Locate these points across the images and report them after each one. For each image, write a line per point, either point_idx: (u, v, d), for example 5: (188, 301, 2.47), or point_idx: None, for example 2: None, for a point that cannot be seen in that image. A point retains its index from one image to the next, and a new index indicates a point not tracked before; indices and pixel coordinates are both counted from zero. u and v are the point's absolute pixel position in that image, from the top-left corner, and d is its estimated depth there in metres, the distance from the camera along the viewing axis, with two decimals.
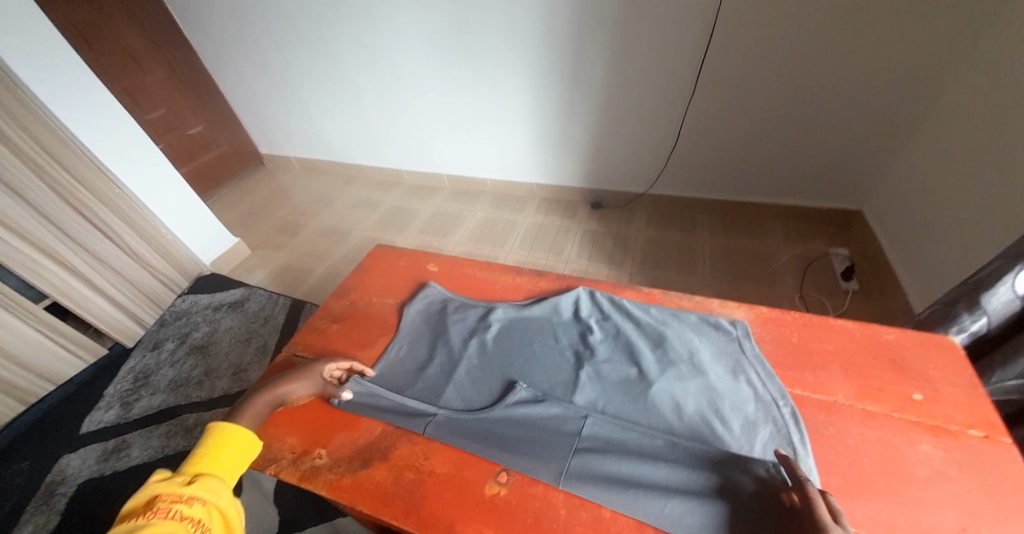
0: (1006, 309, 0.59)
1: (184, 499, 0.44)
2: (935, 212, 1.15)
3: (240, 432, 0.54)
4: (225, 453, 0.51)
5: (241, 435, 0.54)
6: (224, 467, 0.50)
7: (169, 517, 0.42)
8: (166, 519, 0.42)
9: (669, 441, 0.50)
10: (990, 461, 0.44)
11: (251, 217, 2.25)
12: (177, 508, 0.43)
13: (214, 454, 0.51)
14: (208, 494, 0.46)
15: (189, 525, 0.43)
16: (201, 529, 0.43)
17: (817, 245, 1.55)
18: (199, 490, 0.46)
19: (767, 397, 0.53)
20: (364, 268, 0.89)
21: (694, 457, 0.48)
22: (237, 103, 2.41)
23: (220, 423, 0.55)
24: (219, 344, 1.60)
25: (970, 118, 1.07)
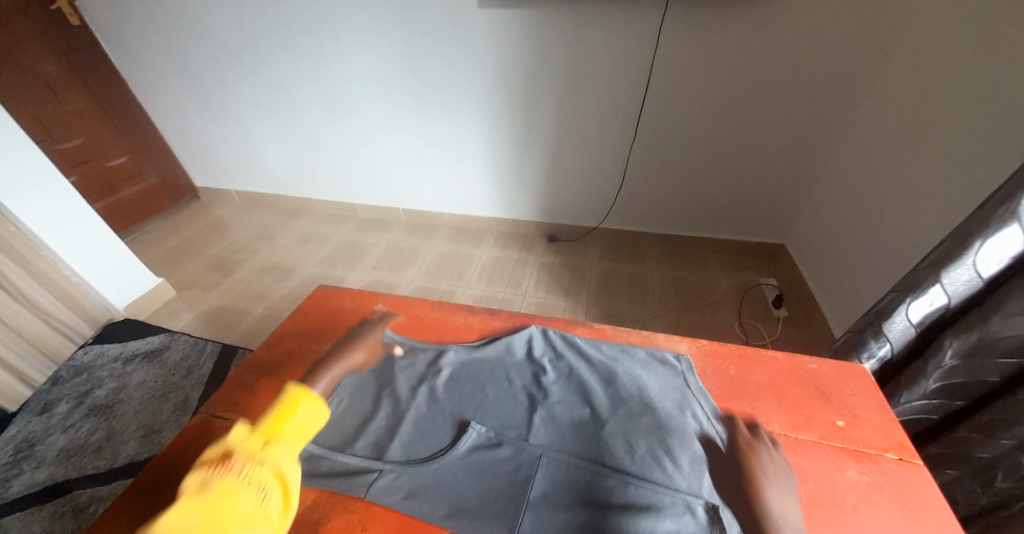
0: (904, 336, 0.67)
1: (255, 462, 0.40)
2: (845, 244, 1.30)
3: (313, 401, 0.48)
4: (298, 417, 0.46)
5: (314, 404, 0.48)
6: (298, 429, 0.45)
7: (239, 479, 0.38)
8: (236, 480, 0.38)
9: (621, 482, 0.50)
10: (903, 482, 0.48)
11: (180, 254, 2.06)
12: (249, 470, 0.39)
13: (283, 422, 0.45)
14: (277, 457, 0.42)
15: (258, 490, 0.39)
16: (266, 496, 0.39)
17: (751, 275, 1.69)
18: (270, 454, 0.42)
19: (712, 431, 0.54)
20: (302, 311, 0.83)
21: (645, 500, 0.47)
22: (171, 134, 2.27)
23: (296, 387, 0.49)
24: (129, 401, 1.40)
25: (863, 165, 1.26)
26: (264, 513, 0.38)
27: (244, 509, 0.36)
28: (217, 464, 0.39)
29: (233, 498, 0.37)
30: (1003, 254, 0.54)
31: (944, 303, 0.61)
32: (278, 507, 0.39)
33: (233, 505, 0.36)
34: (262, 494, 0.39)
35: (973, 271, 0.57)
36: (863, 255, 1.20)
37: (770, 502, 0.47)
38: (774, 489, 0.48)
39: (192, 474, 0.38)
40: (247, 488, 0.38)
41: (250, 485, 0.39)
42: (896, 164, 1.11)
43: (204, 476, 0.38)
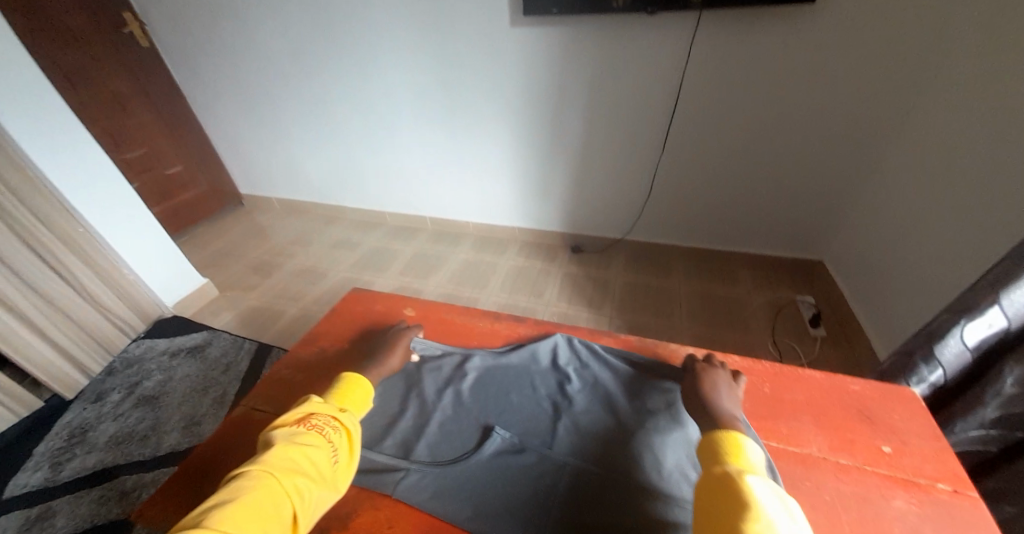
0: (958, 360, 0.62)
1: (331, 425, 0.52)
2: (891, 262, 1.23)
3: (365, 384, 0.62)
4: (356, 392, 0.60)
5: (366, 386, 0.62)
6: (359, 406, 0.58)
7: (319, 438, 0.50)
8: (316, 438, 0.50)
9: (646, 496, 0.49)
10: (961, 516, 0.44)
11: (224, 257, 2.18)
12: (326, 431, 0.51)
13: (350, 397, 0.59)
14: (346, 420, 0.54)
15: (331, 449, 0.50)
16: (336, 456, 0.50)
17: (786, 291, 1.62)
18: (342, 417, 0.54)
19: None
20: (335, 313, 0.86)
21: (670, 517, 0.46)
22: (220, 145, 2.43)
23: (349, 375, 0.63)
24: (172, 393, 1.49)
25: (911, 179, 1.19)
26: (334, 466, 0.49)
27: (323, 455, 0.48)
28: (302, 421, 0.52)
29: (317, 446, 0.49)
30: None
31: (1004, 326, 0.57)
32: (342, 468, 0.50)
33: (319, 451, 0.48)
34: (333, 454, 0.49)
35: None
36: (912, 274, 1.13)
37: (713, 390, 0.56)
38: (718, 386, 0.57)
39: (284, 427, 0.51)
40: (324, 440, 0.50)
41: (326, 444, 0.50)
42: (948, 179, 1.04)
43: (291, 434, 0.49)
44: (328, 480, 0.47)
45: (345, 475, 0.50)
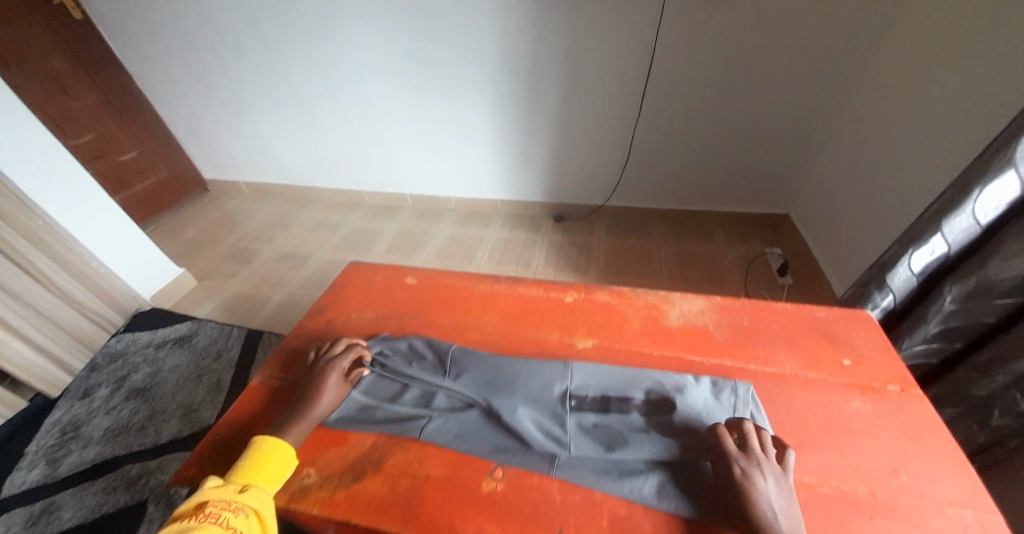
0: (907, 285, 0.71)
1: (232, 507, 0.45)
2: (848, 210, 1.33)
3: (281, 447, 0.54)
4: (269, 461, 0.52)
5: (284, 446, 0.54)
6: (271, 478, 0.51)
7: (214, 527, 0.43)
8: (211, 528, 0.43)
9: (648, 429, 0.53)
10: (906, 409, 0.53)
11: (198, 246, 2.11)
12: (224, 516, 0.44)
13: (258, 466, 0.51)
14: (253, 498, 0.47)
15: None
16: None
17: (756, 246, 1.72)
18: (245, 496, 0.47)
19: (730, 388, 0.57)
20: (338, 286, 0.89)
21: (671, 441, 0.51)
22: (179, 128, 2.30)
23: (265, 437, 0.55)
24: (165, 383, 1.46)
25: (866, 131, 1.27)
26: None
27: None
28: (193, 515, 0.45)
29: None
30: (999, 199, 0.58)
31: (944, 252, 0.65)
32: None
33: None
34: None
35: (972, 218, 0.61)
36: (865, 220, 1.23)
37: (770, 518, 0.41)
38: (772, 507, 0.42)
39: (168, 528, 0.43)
40: (222, 531, 0.43)
41: (226, 531, 0.43)
42: (897, 129, 1.13)
43: (181, 530, 0.42)
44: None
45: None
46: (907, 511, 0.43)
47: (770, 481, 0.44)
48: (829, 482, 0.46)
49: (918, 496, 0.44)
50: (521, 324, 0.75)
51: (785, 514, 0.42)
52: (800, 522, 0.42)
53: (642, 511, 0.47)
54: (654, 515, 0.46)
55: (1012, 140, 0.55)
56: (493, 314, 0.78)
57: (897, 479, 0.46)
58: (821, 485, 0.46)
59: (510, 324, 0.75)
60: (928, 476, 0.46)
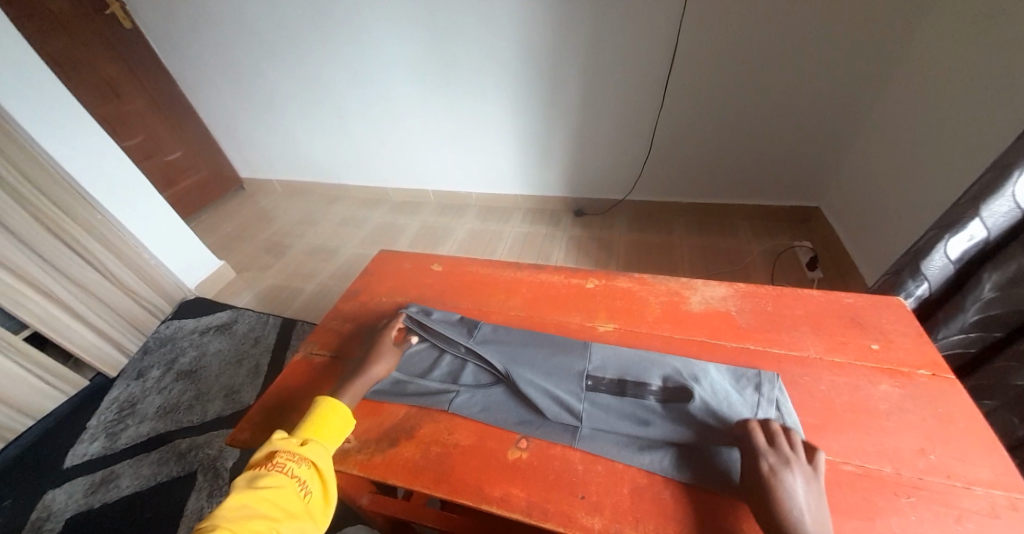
0: (942, 273, 0.69)
1: (296, 458, 0.51)
2: (880, 201, 1.28)
3: (337, 405, 0.58)
4: (327, 417, 0.57)
5: (340, 404, 0.59)
6: (329, 430, 0.56)
7: (282, 475, 0.49)
8: (279, 476, 0.49)
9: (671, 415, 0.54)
10: (937, 392, 0.52)
11: (236, 239, 2.23)
12: (290, 466, 0.50)
13: (318, 422, 0.56)
14: (313, 450, 0.53)
15: (297, 483, 0.49)
16: (305, 489, 0.49)
17: (783, 239, 1.68)
18: (306, 450, 0.52)
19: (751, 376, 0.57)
20: (370, 273, 0.94)
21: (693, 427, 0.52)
22: (217, 129, 2.43)
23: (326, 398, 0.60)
24: (209, 367, 1.54)
25: (901, 118, 1.23)
26: (306, 500, 0.49)
27: (288, 496, 0.48)
28: (265, 463, 0.51)
29: (285, 483, 0.48)
30: None
31: (984, 237, 0.63)
32: (316, 498, 0.50)
33: (284, 493, 0.48)
34: (302, 488, 0.49)
35: (1014, 201, 0.59)
36: (899, 210, 1.19)
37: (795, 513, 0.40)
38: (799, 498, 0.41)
39: (249, 472, 0.50)
40: (289, 480, 0.49)
41: (292, 480, 0.49)
42: (933, 115, 1.08)
43: (256, 475, 0.49)
44: (301, 518, 0.47)
45: (321, 507, 0.50)
46: (935, 491, 0.43)
47: (798, 474, 0.43)
48: (853, 460, 0.47)
49: (947, 477, 0.44)
50: (544, 309, 0.78)
51: (813, 505, 0.42)
52: (827, 514, 0.41)
53: (663, 482, 0.48)
54: (676, 486, 0.48)
55: None
56: (517, 299, 0.81)
57: (925, 459, 0.46)
58: (846, 464, 0.47)
59: (533, 309, 0.78)
60: (958, 457, 0.45)
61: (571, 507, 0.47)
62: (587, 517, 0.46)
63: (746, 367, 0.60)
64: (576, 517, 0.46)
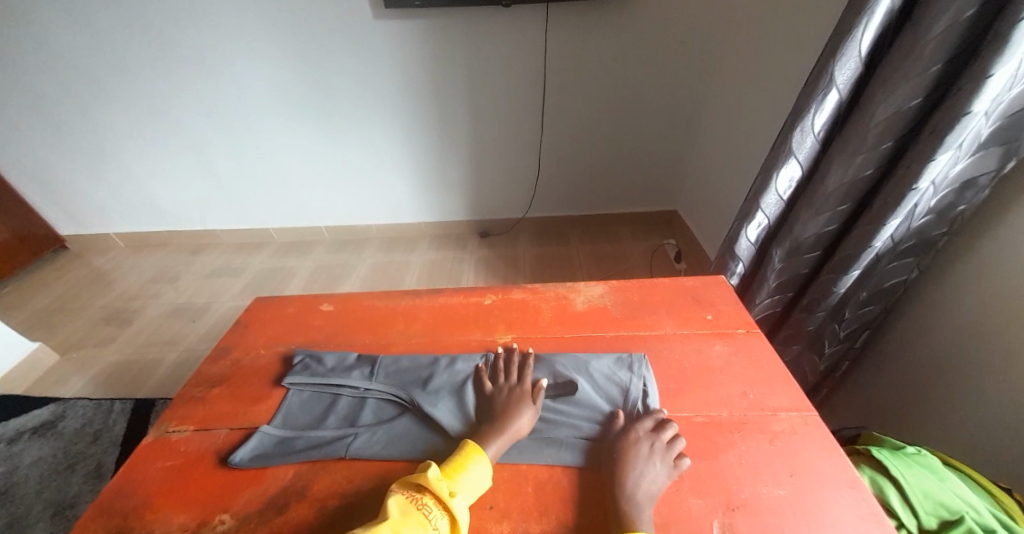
0: (749, 252, 0.89)
1: (441, 503, 0.44)
2: (710, 200, 1.59)
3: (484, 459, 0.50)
4: (473, 473, 0.48)
5: (485, 461, 0.50)
6: (470, 489, 0.48)
7: (422, 516, 0.43)
8: (420, 517, 0.42)
9: (563, 415, 0.59)
10: (751, 344, 0.66)
11: (60, 312, 1.78)
12: (434, 511, 0.43)
13: (465, 471, 0.48)
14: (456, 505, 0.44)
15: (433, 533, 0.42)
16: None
17: (655, 239, 1.94)
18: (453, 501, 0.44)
19: (626, 360, 0.65)
20: (243, 325, 0.84)
21: (585, 420, 0.58)
22: (25, 181, 1.95)
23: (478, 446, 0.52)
24: (23, 483, 1.17)
25: (713, 133, 1.55)
26: None
27: None
28: (414, 494, 0.45)
29: (417, 530, 0.41)
30: (790, 177, 0.77)
31: (767, 222, 0.83)
32: None
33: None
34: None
35: (777, 194, 0.79)
36: (722, 205, 1.49)
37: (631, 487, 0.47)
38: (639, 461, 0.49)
39: (399, 496, 0.45)
40: (427, 523, 0.42)
41: (426, 526, 0.42)
42: (731, 132, 1.40)
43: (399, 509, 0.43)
44: None
45: None
46: (757, 422, 0.54)
47: (647, 447, 0.50)
48: (702, 412, 0.57)
49: (764, 409, 0.56)
50: (443, 331, 0.79)
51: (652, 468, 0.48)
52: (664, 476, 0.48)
53: (561, 471, 0.52)
54: (572, 473, 0.52)
55: (788, 133, 0.73)
56: (415, 326, 0.81)
57: (747, 399, 0.58)
58: (697, 417, 0.56)
59: (431, 334, 0.78)
60: (769, 392, 0.58)
61: (480, 519, 0.48)
62: (495, 525, 0.47)
63: (620, 351, 0.69)
64: (484, 527, 0.47)
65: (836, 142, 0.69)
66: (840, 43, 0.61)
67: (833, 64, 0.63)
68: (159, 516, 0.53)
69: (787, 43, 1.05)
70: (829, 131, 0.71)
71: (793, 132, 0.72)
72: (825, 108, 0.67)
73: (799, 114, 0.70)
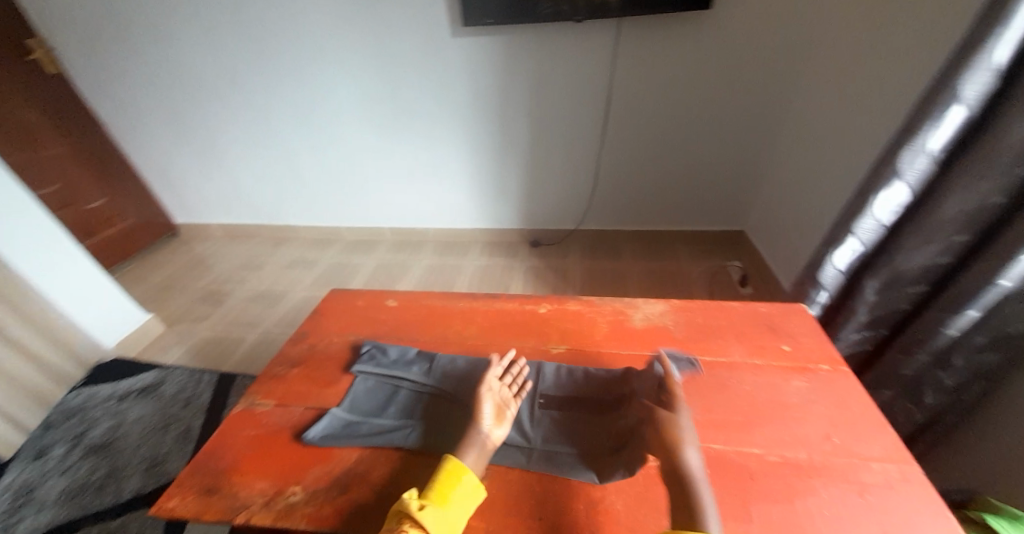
0: (836, 281, 0.82)
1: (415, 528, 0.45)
2: (788, 222, 1.47)
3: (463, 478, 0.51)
4: (452, 493, 0.50)
5: (464, 479, 0.51)
6: (453, 507, 0.49)
7: None
8: None
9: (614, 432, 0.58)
10: (836, 383, 0.60)
11: (167, 290, 2.04)
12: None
13: (444, 491, 0.50)
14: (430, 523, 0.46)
15: None
16: None
17: (718, 259, 1.83)
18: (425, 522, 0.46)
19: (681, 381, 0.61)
20: (318, 314, 0.92)
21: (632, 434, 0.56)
22: (152, 175, 2.28)
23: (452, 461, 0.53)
24: (128, 437, 1.35)
25: (797, 150, 1.44)
26: None
27: None
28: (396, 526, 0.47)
29: None
30: (894, 201, 0.69)
31: (861, 249, 0.76)
32: None
33: None
34: None
35: (876, 219, 0.72)
36: (803, 226, 1.37)
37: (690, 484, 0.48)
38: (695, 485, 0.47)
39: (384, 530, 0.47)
40: None
41: None
42: (818, 149, 1.29)
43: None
44: None
45: None
46: (841, 469, 0.49)
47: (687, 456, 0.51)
48: (775, 451, 0.52)
49: (849, 456, 0.50)
50: (499, 336, 0.80)
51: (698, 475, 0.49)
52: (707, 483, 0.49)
53: (612, 492, 0.52)
54: (623, 494, 0.51)
55: (895, 153, 0.66)
56: (471, 328, 0.83)
57: (830, 443, 0.52)
58: (769, 455, 0.52)
59: (487, 338, 0.80)
60: (857, 438, 0.52)
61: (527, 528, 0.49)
62: None
63: (683, 376, 0.65)
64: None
65: (957, 164, 0.61)
66: (968, 56, 0.55)
67: (959, 77, 0.56)
68: (241, 482, 0.59)
69: (899, 54, 0.95)
70: (949, 151, 0.63)
71: (901, 153, 0.65)
72: (945, 125, 0.60)
73: (912, 131, 0.63)
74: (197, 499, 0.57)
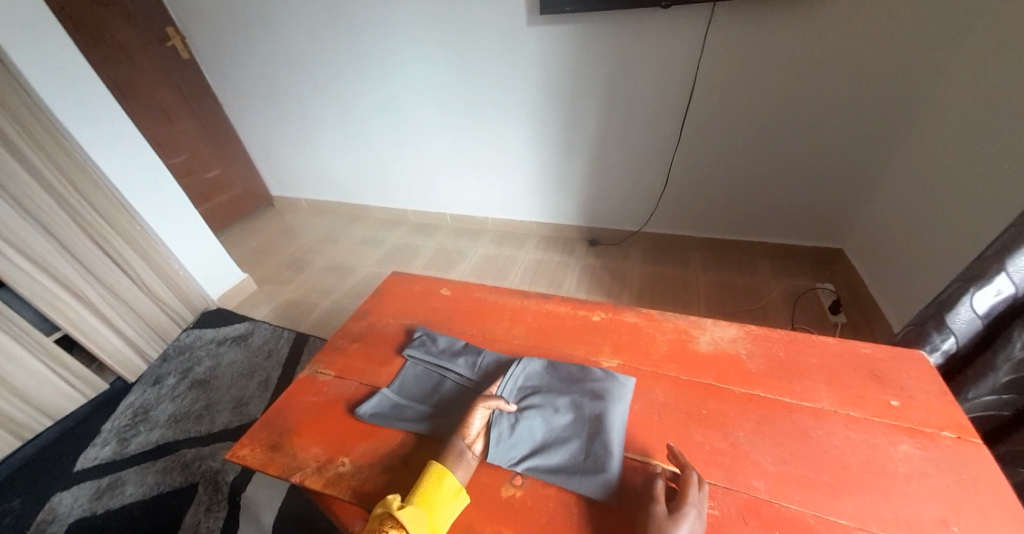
0: (970, 327, 0.67)
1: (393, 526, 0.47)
2: (910, 247, 1.24)
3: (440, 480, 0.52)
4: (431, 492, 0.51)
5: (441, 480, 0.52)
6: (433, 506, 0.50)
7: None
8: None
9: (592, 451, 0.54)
10: (960, 456, 0.49)
11: (259, 254, 2.29)
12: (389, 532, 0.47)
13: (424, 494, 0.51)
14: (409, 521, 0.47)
15: None
16: None
17: (804, 280, 1.62)
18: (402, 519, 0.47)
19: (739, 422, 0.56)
20: (379, 294, 0.96)
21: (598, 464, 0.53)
22: (254, 150, 2.55)
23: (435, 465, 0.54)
24: (221, 378, 1.54)
25: (929, 161, 1.20)
26: None
27: None
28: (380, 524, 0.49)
29: None
30: None
31: (1011, 293, 0.62)
32: None
33: None
34: None
35: None
36: (931, 252, 1.15)
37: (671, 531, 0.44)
38: (679, 526, 0.44)
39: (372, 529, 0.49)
40: None
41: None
42: (965, 162, 1.07)
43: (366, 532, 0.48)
44: None
45: None
46: None
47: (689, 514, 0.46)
48: (869, 527, 0.45)
49: None
50: (550, 339, 0.77)
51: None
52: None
53: None
54: None
55: None
56: (521, 327, 0.81)
57: (948, 531, 0.43)
58: (862, 531, 0.44)
59: (537, 339, 0.77)
60: (985, 532, 0.43)
61: None
62: None
63: (756, 416, 0.58)
64: None
65: None
66: None
67: None
68: (299, 444, 0.63)
69: None
70: None
71: None
72: None
73: None
74: (262, 452, 0.62)
